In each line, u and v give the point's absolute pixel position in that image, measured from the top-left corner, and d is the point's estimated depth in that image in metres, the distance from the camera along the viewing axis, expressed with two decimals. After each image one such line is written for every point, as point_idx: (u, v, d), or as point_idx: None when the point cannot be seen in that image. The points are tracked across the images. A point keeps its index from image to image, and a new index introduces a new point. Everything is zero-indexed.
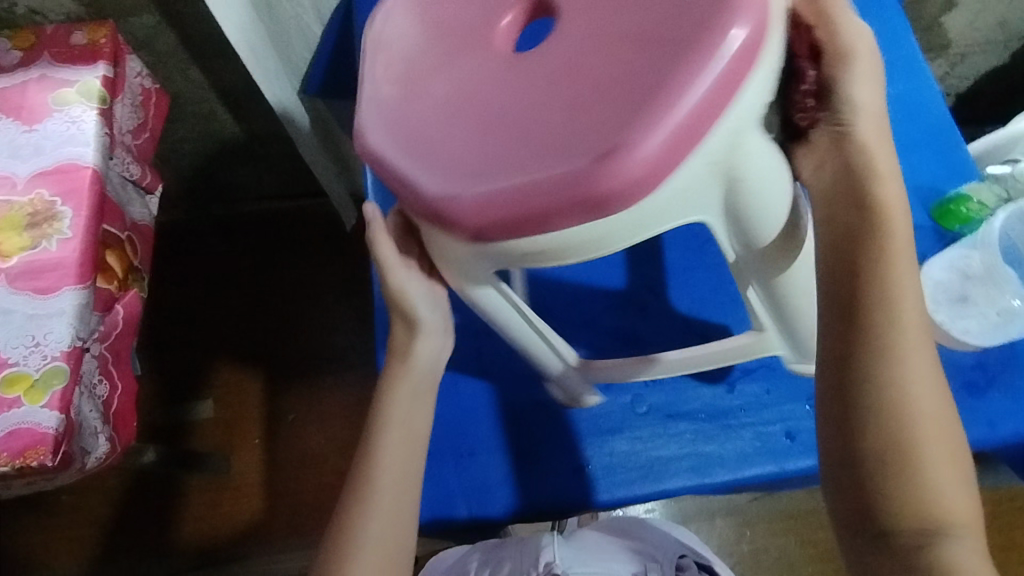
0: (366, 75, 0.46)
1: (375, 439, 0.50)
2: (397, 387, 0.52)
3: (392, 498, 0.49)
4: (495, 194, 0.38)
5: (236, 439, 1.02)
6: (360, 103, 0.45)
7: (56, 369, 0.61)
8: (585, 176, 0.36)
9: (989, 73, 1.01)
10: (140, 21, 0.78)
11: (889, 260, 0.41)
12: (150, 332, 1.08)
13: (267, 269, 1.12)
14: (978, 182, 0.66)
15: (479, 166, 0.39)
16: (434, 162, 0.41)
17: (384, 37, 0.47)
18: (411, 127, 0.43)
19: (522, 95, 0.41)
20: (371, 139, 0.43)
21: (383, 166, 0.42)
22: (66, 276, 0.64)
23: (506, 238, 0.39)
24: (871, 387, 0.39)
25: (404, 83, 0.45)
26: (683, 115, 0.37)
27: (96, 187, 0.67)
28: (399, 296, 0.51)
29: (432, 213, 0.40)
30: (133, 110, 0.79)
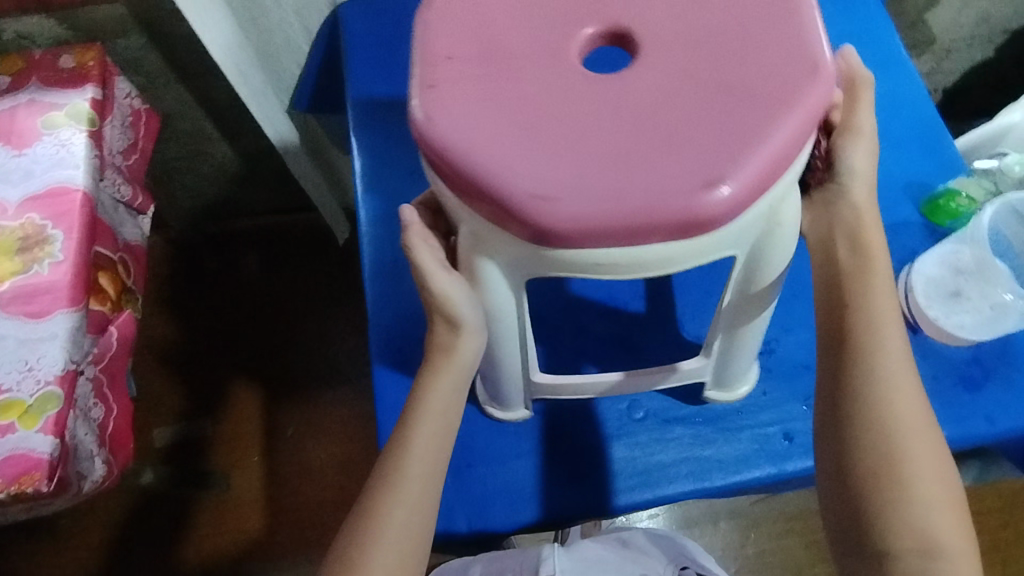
0: (420, 71, 0.43)
1: (409, 429, 0.48)
2: (437, 379, 0.48)
3: (419, 488, 0.47)
4: (588, 213, 0.37)
5: (235, 457, 1.01)
6: (420, 97, 0.42)
7: (50, 393, 0.61)
8: (679, 207, 0.37)
9: (975, 68, 1.02)
10: (127, 42, 0.78)
11: (873, 300, 0.46)
12: (145, 352, 1.08)
13: (262, 286, 1.12)
14: (965, 177, 0.66)
15: (572, 175, 0.38)
16: (528, 164, 0.38)
17: (443, 26, 0.44)
18: (483, 126, 0.40)
19: (573, 105, 0.40)
20: (444, 135, 0.40)
21: (465, 161, 0.39)
22: (58, 299, 0.64)
23: (584, 248, 0.38)
24: (859, 410, 0.44)
25: (476, 78, 0.42)
26: (780, 165, 0.38)
27: (87, 210, 0.67)
28: (442, 299, 0.46)
29: (522, 216, 0.38)
30: (123, 131, 0.79)
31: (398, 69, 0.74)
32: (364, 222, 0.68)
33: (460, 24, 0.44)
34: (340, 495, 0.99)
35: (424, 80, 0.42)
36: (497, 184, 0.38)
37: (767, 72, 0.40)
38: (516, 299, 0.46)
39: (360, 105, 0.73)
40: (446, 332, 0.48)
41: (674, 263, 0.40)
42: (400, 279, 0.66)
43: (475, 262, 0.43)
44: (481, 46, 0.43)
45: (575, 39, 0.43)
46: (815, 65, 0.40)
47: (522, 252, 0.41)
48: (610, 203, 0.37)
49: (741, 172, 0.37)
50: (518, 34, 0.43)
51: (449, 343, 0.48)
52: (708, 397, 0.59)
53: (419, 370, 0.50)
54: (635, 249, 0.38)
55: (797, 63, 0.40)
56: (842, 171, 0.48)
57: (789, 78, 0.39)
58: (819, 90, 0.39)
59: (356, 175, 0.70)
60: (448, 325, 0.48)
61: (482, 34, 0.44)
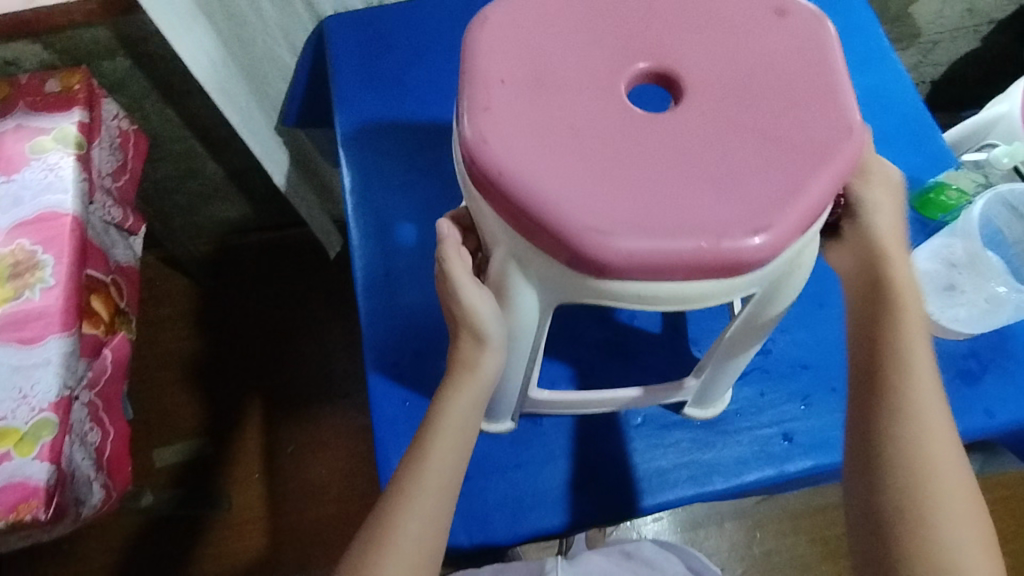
0: (473, 89, 0.39)
1: (427, 442, 0.45)
2: (459, 394, 0.46)
3: (435, 499, 0.44)
4: (644, 251, 0.35)
5: (235, 475, 1.01)
6: (470, 121, 0.38)
7: (45, 420, 0.60)
8: (735, 245, 0.35)
9: (962, 59, 1.02)
10: (112, 64, 0.77)
11: (907, 325, 0.44)
12: (142, 372, 1.07)
13: (258, 302, 1.11)
14: (954, 170, 0.67)
15: (634, 213, 0.35)
16: (586, 199, 0.36)
17: (492, 41, 0.40)
18: (540, 156, 0.37)
19: (615, 132, 0.38)
20: (498, 166, 0.36)
21: (519, 192, 0.36)
22: (51, 324, 0.63)
23: (623, 282, 0.36)
24: (890, 447, 0.41)
25: (530, 104, 0.38)
26: (818, 216, 0.37)
27: (77, 233, 0.67)
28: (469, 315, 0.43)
29: (576, 254, 0.35)
30: (111, 153, 0.79)
31: (384, 82, 0.74)
32: (355, 236, 0.67)
33: (509, 42, 0.41)
34: (343, 509, 0.98)
35: (476, 101, 0.38)
36: (553, 217, 0.35)
37: (806, 116, 0.38)
38: (539, 325, 0.44)
39: (348, 119, 0.72)
40: (472, 347, 0.45)
41: (706, 298, 0.37)
42: (392, 292, 0.65)
43: (512, 284, 0.40)
44: (527, 68, 0.40)
45: (624, 70, 0.40)
46: (849, 126, 0.38)
47: (561, 281, 0.38)
48: (665, 240, 0.35)
49: (796, 219, 0.35)
50: (565, 60, 0.40)
51: (473, 358, 0.45)
52: (683, 413, 0.59)
53: (441, 384, 0.47)
54: (673, 284, 0.36)
55: (819, 92, 0.39)
56: (865, 201, 0.47)
57: (825, 119, 0.38)
58: (852, 150, 0.37)
59: (345, 190, 0.70)
60: (473, 340, 0.45)
61: (534, 56, 0.40)
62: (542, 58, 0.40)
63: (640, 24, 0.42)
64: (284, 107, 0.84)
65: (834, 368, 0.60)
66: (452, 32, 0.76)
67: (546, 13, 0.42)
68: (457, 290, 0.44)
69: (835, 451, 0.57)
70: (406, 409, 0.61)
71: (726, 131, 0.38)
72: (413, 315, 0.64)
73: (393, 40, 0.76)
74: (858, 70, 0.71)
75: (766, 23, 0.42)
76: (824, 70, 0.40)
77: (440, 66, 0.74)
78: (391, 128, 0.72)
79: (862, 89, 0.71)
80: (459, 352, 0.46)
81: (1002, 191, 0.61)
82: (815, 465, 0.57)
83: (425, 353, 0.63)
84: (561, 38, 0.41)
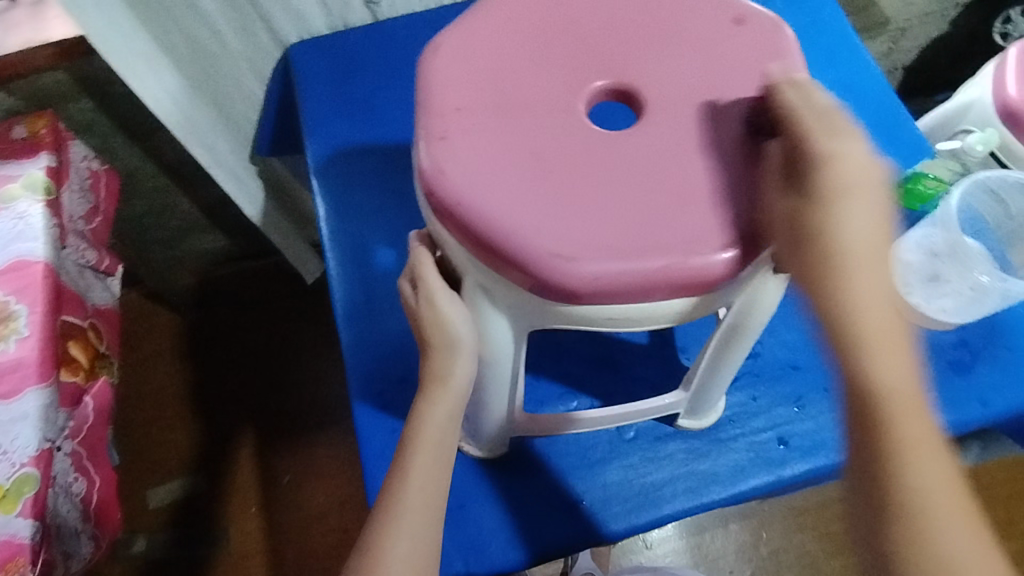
0: (427, 120, 0.38)
1: (407, 460, 0.44)
2: (432, 407, 0.44)
3: (420, 518, 0.42)
4: (611, 275, 0.34)
5: (232, 511, 0.99)
6: (426, 153, 0.37)
7: (27, 475, 0.57)
8: (702, 260, 0.34)
9: (931, 44, 1.02)
10: (78, 105, 0.76)
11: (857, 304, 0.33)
12: (129, 412, 1.05)
13: (243, 333, 1.10)
14: (930, 159, 0.66)
15: (596, 235, 0.35)
16: (547, 224, 0.35)
17: (447, 68, 0.40)
18: (497, 184, 0.36)
19: (569, 147, 0.37)
20: (456, 196, 0.36)
21: (480, 221, 0.35)
22: (28, 377, 0.61)
23: (593, 303, 0.35)
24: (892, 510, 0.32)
25: (490, 130, 0.38)
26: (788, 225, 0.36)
27: (51, 280, 0.65)
28: (438, 324, 0.43)
29: (539, 280, 0.35)
30: (83, 195, 0.77)
31: (352, 107, 0.73)
32: (332, 265, 0.66)
33: (467, 68, 0.40)
34: (343, 538, 0.97)
35: (432, 130, 0.38)
36: (515, 244, 0.35)
37: (771, 126, 0.38)
38: (516, 350, 0.44)
39: (318, 145, 0.71)
40: (443, 358, 0.43)
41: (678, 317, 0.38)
42: (373, 319, 0.64)
43: (484, 311, 0.41)
44: (486, 94, 0.39)
45: (583, 89, 0.39)
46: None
47: (530, 305, 0.38)
48: (631, 260, 0.34)
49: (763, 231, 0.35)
50: (526, 85, 0.39)
51: (445, 370, 0.44)
52: (677, 425, 0.58)
53: (415, 398, 0.46)
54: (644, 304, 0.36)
55: (779, 96, 0.38)
56: (789, 176, 0.35)
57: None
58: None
59: (320, 217, 0.69)
60: (445, 351, 0.43)
61: (492, 80, 0.39)
62: (499, 80, 0.39)
63: (600, 39, 0.41)
64: (256, 137, 0.82)
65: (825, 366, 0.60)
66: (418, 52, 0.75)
67: (500, 34, 0.41)
68: (431, 298, 0.43)
69: (831, 452, 0.56)
70: (394, 439, 0.59)
71: (690, 143, 0.37)
72: (396, 342, 0.63)
73: (359, 64, 0.75)
74: (828, 65, 0.71)
75: (723, 31, 0.41)
76: (785, 73, 0.39)
77: (406, 88, 0.74)
78: (362, 153, 0.71)
79: (832, 83, 0.71)
80: (430, 365, 0.44)
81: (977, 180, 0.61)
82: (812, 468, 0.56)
83: (410, 380, 0.62)
84: (518, 58, 0.40)
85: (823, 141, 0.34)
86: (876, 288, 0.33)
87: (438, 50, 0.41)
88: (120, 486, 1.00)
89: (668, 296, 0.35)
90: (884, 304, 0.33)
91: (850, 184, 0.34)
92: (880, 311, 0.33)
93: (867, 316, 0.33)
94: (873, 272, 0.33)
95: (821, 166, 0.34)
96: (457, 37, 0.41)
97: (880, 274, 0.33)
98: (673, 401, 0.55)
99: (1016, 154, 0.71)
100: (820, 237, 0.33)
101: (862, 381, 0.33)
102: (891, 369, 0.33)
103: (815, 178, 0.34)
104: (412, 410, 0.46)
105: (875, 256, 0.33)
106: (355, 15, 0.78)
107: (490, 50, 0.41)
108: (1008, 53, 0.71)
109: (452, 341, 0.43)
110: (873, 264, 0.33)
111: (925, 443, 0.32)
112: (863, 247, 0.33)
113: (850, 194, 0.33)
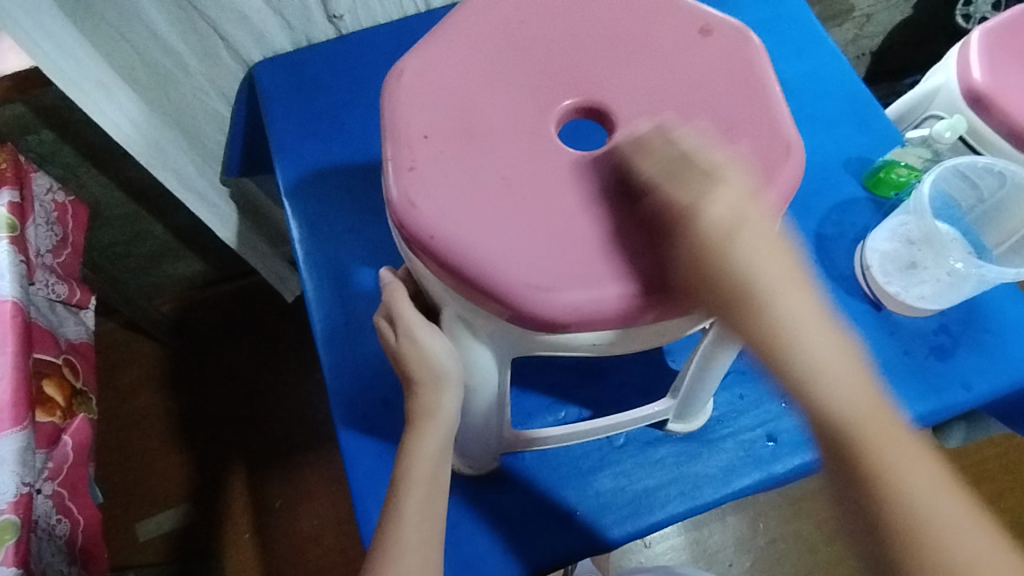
0: (395, 150, 0.38)
1: (400, 496, 0.43)
2: (422, 441, 0.43)
3: (418, 555, 0.42)
4: (587, 303, 0.35)
5: (226, 537, 0.97)
6: (396, 184, 0.37)
7: (6, 522, 0.54)
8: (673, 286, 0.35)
9: (895, 28, 1.03)
10: (38, 137, 0.74)
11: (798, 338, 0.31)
12: (113, 445, 1.03)
13: (225, 357, 1.08)
14: (901, 147, 0.67)
15: (573, 260, 0.35)
16: (522, 254, 0.35)
17: (413, 96, 0.40)
18: (471, 212, 0.36)
19: (539, 167, 0.38)
20: (430, 226, 0.36)
21: (454, 253, 0.36)
22: (1, 421, 0.58)
23: (575, 329, 0.36)
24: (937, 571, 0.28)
25: (459, 159, 0.38)
26: None
27: (19, 319, 0.62)
28: (419, 359, 0.42)
29: (518, 312, 0.35)
30: (49, 229, 0.75)
31: (321, 124, 0.72)
32: (309, 288, 0.65)
33: (432, 96, 0.40)
34: (340, 559, 0.95)
35: (401, 161, 0.38)
36: (491, 276, 0.35)
37: (740, 135, 0.38)
38: (499, 374, 0.44)
39: (288, 166, 0.70)
40: (430, 393, 0.43)
41: (655, 339, 0.39)
42: (354, 341, 0.63)
43: (464, 342, 0.41)
44: (453, 121, 0.39)
45: (553, 107, 0.40)
46: (788, 142, 0.37)
47: (510, 335, 0.38)
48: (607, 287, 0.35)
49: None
50: (493, 109, 0.40)
51: (432, 404, 0.43)
52: (666, 429, 0.58)
53: (403, 433, 0.45)
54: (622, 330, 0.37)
55: (744, 104, 0.39)
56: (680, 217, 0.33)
57: (760, 134, 0.37)
58: (793, 169, 0.37)
59: (294, 239, 0.67)
60: (432, 384, 0.43)
61: (459, 107, 0.40)
62: (465, 105, 0.40)
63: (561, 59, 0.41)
64: (225, 159, 0.80)
65: None
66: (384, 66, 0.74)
67: (465, 56, 0.42)
68: (410, 332, 0.42)
69: None
70: (382, 462, 0.59)
71: None
72: (378, 363, 0.62)
73: (325, 79, 0.74)
74: (795, 58, 0.71)
75: (686, 40, 0.42)
76: (749, 80, 0.40)
77: (374, 102, 0.73)
78: (333, 172, 0.70)
79: (800, 75, 0.71)
80: (417, 401, 0.44)
81: (948, 166, 0.61)
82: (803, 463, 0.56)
83: (395, 401, 0.61)
84: (481, 82, 0.41)
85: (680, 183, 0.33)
86: (805, 304, 0.31)
87: (403, 77, 0.41)
88: (108, 521, 0.98)
89: (644, 321, 0.36)
90: (819, 326, 0.31)
91: (728, 216, 0.32)
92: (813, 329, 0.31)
93: (816, 353, 0.31)
94: (787, 295, 0.31)
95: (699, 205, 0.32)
96: (422, 62, 0.41)
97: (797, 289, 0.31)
98: (657, 411, 0.55)
99: (985, 137, 0.72)
100: (737, 279, 0.31)
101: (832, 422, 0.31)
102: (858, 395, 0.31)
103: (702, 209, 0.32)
104: (400, 446, 0.45)
105: (783, 272, 0.31)
106: (318, 30, 0.76)
107: (456, 74, 0.41)
108: (969, 38, 0.72)
109: (439, 375, 0.42)
110: (791, 282, 0.31)
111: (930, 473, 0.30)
112: (770, 272, 0.31)
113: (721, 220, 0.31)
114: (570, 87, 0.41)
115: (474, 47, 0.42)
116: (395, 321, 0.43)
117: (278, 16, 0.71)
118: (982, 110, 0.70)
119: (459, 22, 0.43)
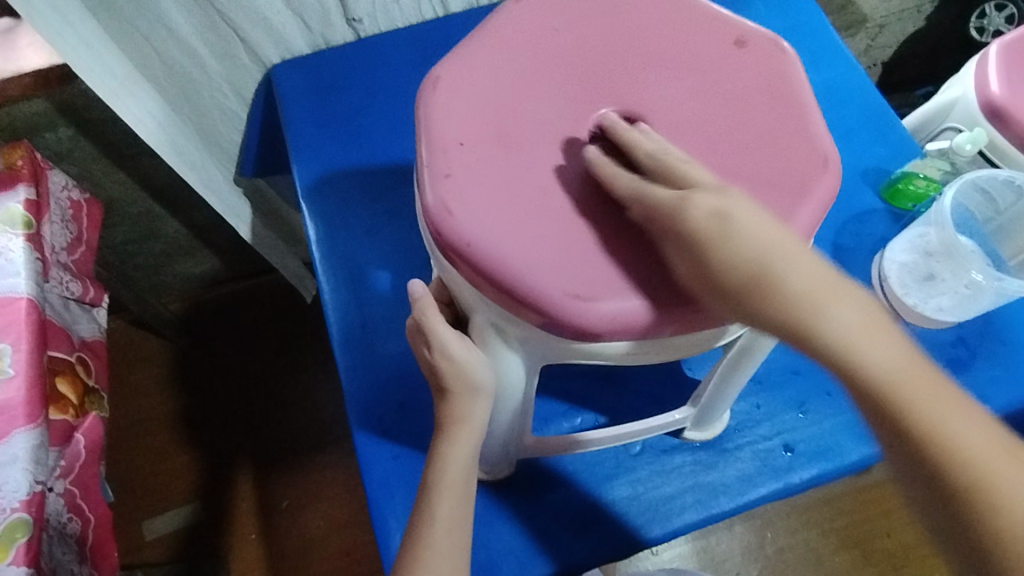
0: (431, 157, 0.39)
1: (429, 500, 0.44)
2: (455, 448, 0.43)
3: (448, 557, 0.43)
4: (622, 312, 0.35)
5: (233, 537, 0.97)
6: (431, 190, 0.38)
7: (18, 520, 0.53)
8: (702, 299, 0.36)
9: (906, 40, 1.03)
10: (55, 134, 0.74)
11: (784, 287, 0.30)
12: (120, 443, 1.03)
13: (233, 356, 1.08)
14: (921, 160, 0.67)
15: (611, 270, 0.36)
16: (559, 263, 0.36)
17: (449, 104, 0.40)
18: (508, 220, 0.37)
19: (577, 177, 0.38)
20: (465, 230, 0.37)
21: (492, 259, 0.36)
22: (15, 418, 0.57)
23: (614, 338, 0.36)
24: (955, 483, 0.27)
25: (495, 165, 0.38)
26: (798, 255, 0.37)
27: (35, 315, 0.61)
28: (452, 370, 0.42)
29: (555, 321, 0.36)
30: (64, 226, 0.75)
31: (340, 127, 0.72)
32: (326, 289, 0.65)
33: (468, 102, 0.40)
34: (347, 561, 0.95)
35: (436, 167, 0.38)
36: (528, 284, 0.36)
37: (781, 151, 0.38)
38: (528, 381, 0.44)
39: (306, 167, 0.70)
40: (464, 400, 0.43)
41: (687, 351, 0.39)
42: (369, 344, 0.63)
43: (494, 348, 0.41)
44: (489, 128, 0.39)
45: (588, 117, 0.40)
46: (823, 158, 0.38)
47: (543, 341, 0.38)
48: (642, 299, 0.36)
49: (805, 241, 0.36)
50: (528, 115, 0.40)
51: (465, 410, 0.43)
52: (684, 437, 0.58)
53: (432, 437, 0.45)
54: (649, 339, 0.37)
55: (786, 121, 0.39)
56: (715, 244, 0.32)
57: (795, 151, 0.38)
58: (830, 184, 0.38)
59: (312, 243, 0.67)
60: (465, 393, 0.43)
61: (493, 114, 0.40)
62: (502, 113, 0.40)
63: (591, 72, 0.42)
64: (240, 159, 0.81)
65: (825, 371, 0.60)
66: (404, 69, 0.75)
67: (497, 66, 0.42)
68: (442, 345, 0.42)
69: (837, 456, 0.56)
70: (397, 465, 0.58)
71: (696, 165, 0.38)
72: (395, 367, 0.63)
73: (345, 82, 0.74)
74: (813, 68, 0.71)
75: (719, 50, 0.42)
76: (788, 96, 0.41)
77: (396, 106, 0.73)
78: (350, 175, 0.70)
79: (819, 86, 0.71)
80: (449, 407, 0.43)
81: (968, 178, 0.62)
82: (818, 475, 0.56)
83: (411, 404, 0.61)
84: (515, 90, 0.41)
85: (709, 233, 0.32)
86: (800, 265, 0.31)
87: (439, 87, 0.41)
88: (115, 520, 0.98)
89: (674, 333, 0.37)
90: (827, 285, 0.30)
91: (817, 287, 0.30)
92: (993, 452, 0.27)
93: (828, 313, 0.29)
94: (944, 404, 0.28)
95: (825, 317, 0.29)
96: (456, 71, 0.41)
97: (963, 408, 0.28)
98: (682, 417, 0.55)
99: (1002, 151, 0.72)
100: (738, 281, 0.31)
101: (845, 374, 0.29)
102: (865, 333, 0.29)
103: (729, 231, 0.32)
104: (430, 450, 0.45)
105: (940, 390, 0.28)
106: (338, 34, 0.76)
107: (489, 83, 0.41)
108: (987, 51, 0.72)
109: (474, 385, 0.42)
110: (797, 256, 0.31)
111: (921, 379, 0.28)
112: (928, 391, 0.28)
113: (851, 326, 0.29)
114: (603, 95, 0.41)
115: (506, 59, 0.42)
116: (428, 336, 0.43)
117: (300, 20, 0.71)
118: (1001, 124, 0.71)
119: (493, 30, 0.43)
